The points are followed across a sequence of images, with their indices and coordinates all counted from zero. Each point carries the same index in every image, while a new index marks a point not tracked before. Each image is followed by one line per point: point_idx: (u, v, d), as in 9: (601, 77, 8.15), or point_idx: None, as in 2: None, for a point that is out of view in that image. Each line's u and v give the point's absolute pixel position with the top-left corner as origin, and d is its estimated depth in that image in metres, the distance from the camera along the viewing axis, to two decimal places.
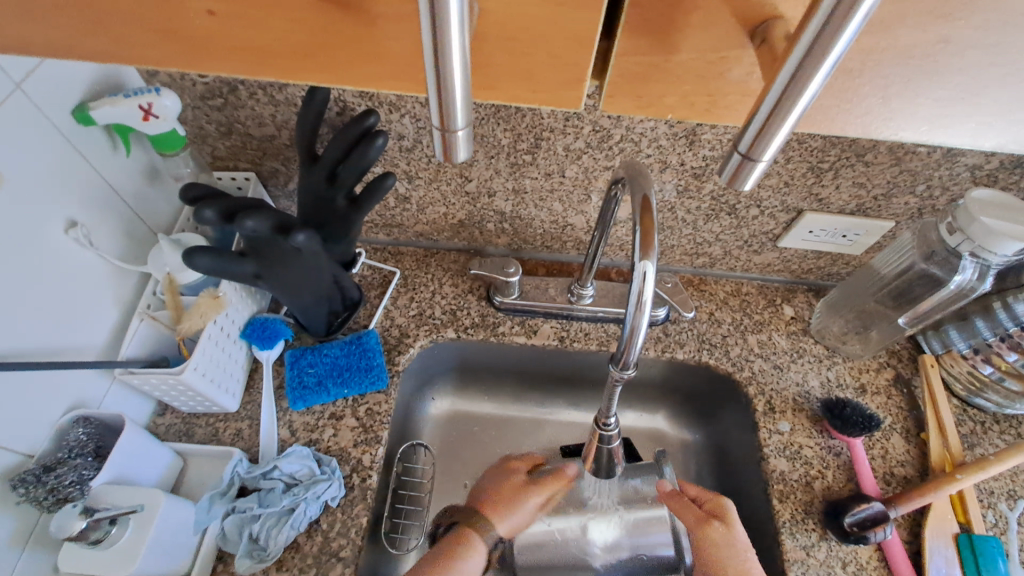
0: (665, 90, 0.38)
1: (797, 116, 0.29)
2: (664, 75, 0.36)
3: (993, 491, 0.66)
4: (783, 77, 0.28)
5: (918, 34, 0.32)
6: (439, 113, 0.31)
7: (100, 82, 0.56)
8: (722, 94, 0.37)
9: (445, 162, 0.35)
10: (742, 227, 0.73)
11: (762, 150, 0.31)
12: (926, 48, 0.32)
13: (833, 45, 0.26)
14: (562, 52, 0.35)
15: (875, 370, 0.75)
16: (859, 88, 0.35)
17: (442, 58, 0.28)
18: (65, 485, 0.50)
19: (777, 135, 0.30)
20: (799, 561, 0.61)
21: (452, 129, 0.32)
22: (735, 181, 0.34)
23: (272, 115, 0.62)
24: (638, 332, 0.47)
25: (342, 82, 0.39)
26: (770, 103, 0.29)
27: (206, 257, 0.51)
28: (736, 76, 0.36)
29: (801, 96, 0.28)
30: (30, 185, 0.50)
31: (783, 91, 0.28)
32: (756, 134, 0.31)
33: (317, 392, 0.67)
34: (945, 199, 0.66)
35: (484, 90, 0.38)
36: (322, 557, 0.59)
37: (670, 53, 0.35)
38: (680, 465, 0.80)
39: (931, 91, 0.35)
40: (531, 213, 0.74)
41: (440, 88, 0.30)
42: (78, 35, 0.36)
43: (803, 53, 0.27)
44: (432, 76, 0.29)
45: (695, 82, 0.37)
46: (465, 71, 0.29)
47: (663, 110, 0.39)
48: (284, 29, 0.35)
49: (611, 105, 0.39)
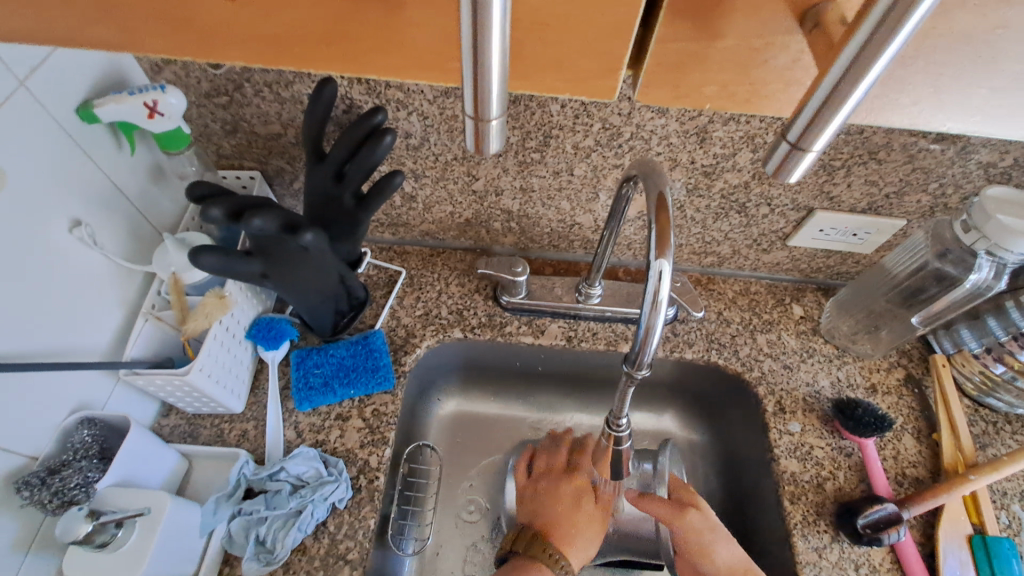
0: (703, 79, 0.37)
1: (853, 106, 0.28)
2: (704, 62, 0.36)
3: (1006, 491, 0.66)
4: (843, 60, 0.27)
5: (975, 19, 0.32)
6: (472, 102, 0.31)
7: (106, 77, 0.55)
8: (763, 84, 0.37)
9: (476, 154, 0.35)
10: (752, 226, 0.73)
11: (812, 141, 0.30)
12: (982, 34, 0.32)
13: (898, 31, 0.25)
14: (589, 40, 0.35)
15: (886, 370, 0.74)
16: (910, 78, 0.35)
17: (482, 43, 0.27)
18: (70, 488, 0.49)
19: (830, 125, 0.29)
20: (812, 564, 0.60)
21: (486, 118, 0.32)
22: (780, 174, 0.33)
23: (278, 113, 0.62)
24: (654, 332, 0.46)
25: (365, 71, 0.38)
26: (821, 94, 0.28)
27: (212, 256, 0.50)
28: (781, 63, 0.36)
29: (862, 81, 0.27)
30: (33, 183, 0.49)
31: (840, 80, 0.27)
32: (808, 122, 0.30)
33: (323, 393, 0.67)
34: (957, 198, 0.65)
35: (517, 80, 0.38)
36: (329, 559, 0.58)
37: (710, 39, 0.34)
38: (688, 466, 0.79)
39: (986, 79, 0.35)
40: (538, 212, 0.73)
41: (476, 77, 0.29)
42: (89, 23, 0.36)
43: (864, 41, 0.26)
44: (468, 62, 0.28)
45: (735, 71, 0.36)
46: (504, 57, 0.28)
47: (701, 101, 0.39)
48: (304, 17, 0.35)
49: (646, 96, 0.39)
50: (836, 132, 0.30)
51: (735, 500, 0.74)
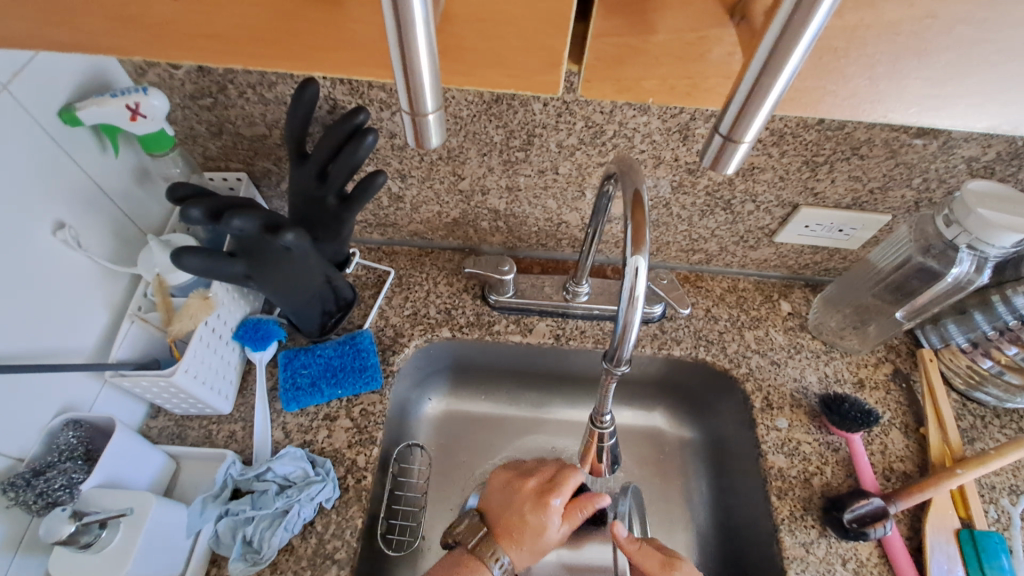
0: (642, 73, 0.37)
1: (776, 97, 0.29)
2: (643, 56, 0.36)
3: (994, 485, 0.66)
4: (763, 49, 0.27)
5: (905, 9, 0.32)
6: (406, 96, 0.31)
7: (88, 81, 0.55)
8: (703, 77, 0.37)
9: (418, 149, 0.35)
10: (738, 223, 0.73)
11: (743, 131, 0.31)
12: (914, 25, 0.32)
13: (810, 21, 0.25)
14: (539, 39, 0.36)
15: (873, 365, 0.74)
16: (845, 69, 0.35)
17: (405, 35, 0.27)
18: (54, 489, 0.50)
19: (758, 115, 0.30)
20: (799, 559, 0.61)
21: (422, 113, 0.32)
22: (718, 165, 0.33)
23: (262, 115, 0.62)
24: (631, 327, 0.47)
25: (315, 69, 0.38)
26: (747, 84, 0.29)
27: (195, 257, 0.50)
28: (719, 56, 0.36)
29: (781, 70, 0.27)
30: (17, 188, 0.50)
31: (764, 66, 0.27)
32: (736, 115, 0.30)
33: (310, 393, 0.67)
34: (941, 192, 0.65)
35: (460, 75, 0.38)
36: (317, 559, 0.58)
37: (645, 34, 0.35)
38: (679, 464, 0.79)
39: (920, 70, 0.35)
40: (526, 211, 0.73)
41: (406, 70, 0.29)
42: (33, 21, 0.36)
43: (781, 29, 0.26)
44: (397, 56, 0.29)
45: (673, 63, 0.36)
46: (431, 50, 0.28)
47: (643, 94, 0.39)
48: (250, 14, 0.35)
49: (590, 91, 0.39)
50: (766, 122, 0.31)
51: (723, 498, 0.74)
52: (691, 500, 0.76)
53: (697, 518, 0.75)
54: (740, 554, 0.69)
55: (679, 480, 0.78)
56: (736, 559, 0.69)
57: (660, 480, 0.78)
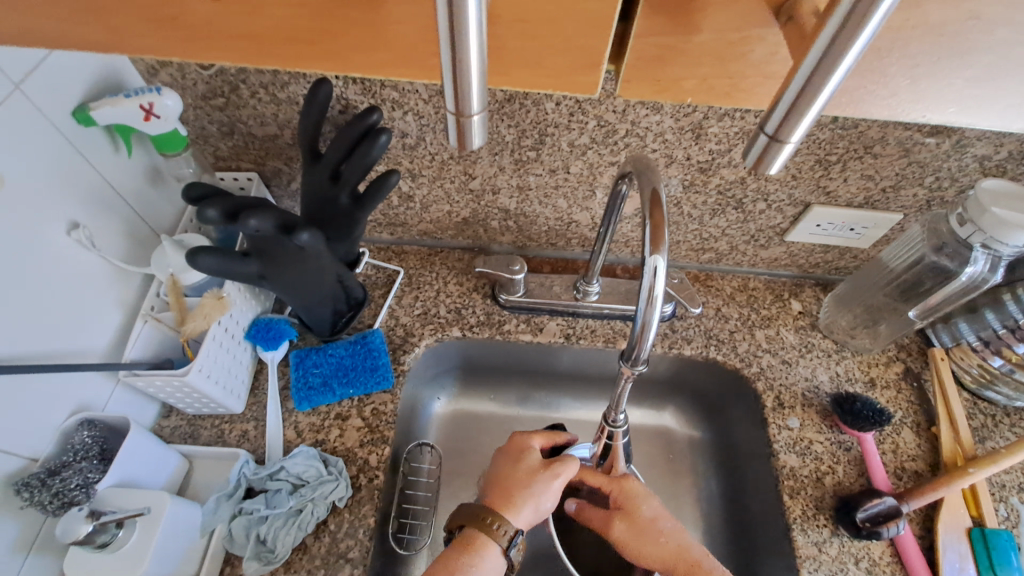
0: (683, 73, 0.37)
1: (825, 99, 0.29)
2: (683, 56, 0.36)
3: (1005, 484, 0.66)
4: (816, 51, 0.27)
5: (949, 10, 0.32)
6: (453, 98, 0.31)
7: (102, 81, 0.55)
8: (743, 77, 0.38)
9: (459, 151, 0.35)
10: (749, 221, 0.73)
11: (790, 131, 0.31)
12: (956, 25, 0.32)
13: (868, 19, 0.25)
14: (579, 38, 0.35)
15: (884, 364, 0.74)
16: (886, 68, 0.35)
17: (459, 35, 0.27)
18: (70, 489, 0.50)
19: (807, 115, 0.29)
20: (811, 558, 0.61)
21: (468, 114, 0.32)
22: (761, 165, 0.33)
23: (274, 114, 0.62)
24: (650, 328, 0.47)
25: (349, 69, 0.39)
26: (797, 85, 0.29)
27: (210, 257, 0.50)
28: (759, 56, 0.36)
29: (834, 72, 0.27)
30: (33, 189, 0.50)
31: (816, 68, 0.27)
32: (784, 114, 0.30)
33: (322, 393, 0.67)
34: (953, 191, 0.65)
35: (498, 76, 0.38)
36: (330, 558, 0.58)
37: (690, 33, 0.35)
38: (688, 464, 0.79)
39: (961, 70, 0.35)
40: (535, 210, 0.73)
41: (450, 73, 0.29)
42: (63, 22, 0.36)
43: (835, 30, 0.26)
44: (448, 61, 0.29)
45: (715, 64, 0.37)
46: (482, 50, 0.28)
47: (682, 95, 0.39)
48: (287, 14, 0.35)
49: (628, 91, 0.39)
50: (812, 124, 0.31)
51: (733, 496, 0.74)
52: (700, 499, 0.76)
53: (706, 516, 0.75)
54: (750, 552, 0.69)
55: (688, 479, 0.78)
56: (747, 557, 0.69)
57: (669, 479, 0.78)
